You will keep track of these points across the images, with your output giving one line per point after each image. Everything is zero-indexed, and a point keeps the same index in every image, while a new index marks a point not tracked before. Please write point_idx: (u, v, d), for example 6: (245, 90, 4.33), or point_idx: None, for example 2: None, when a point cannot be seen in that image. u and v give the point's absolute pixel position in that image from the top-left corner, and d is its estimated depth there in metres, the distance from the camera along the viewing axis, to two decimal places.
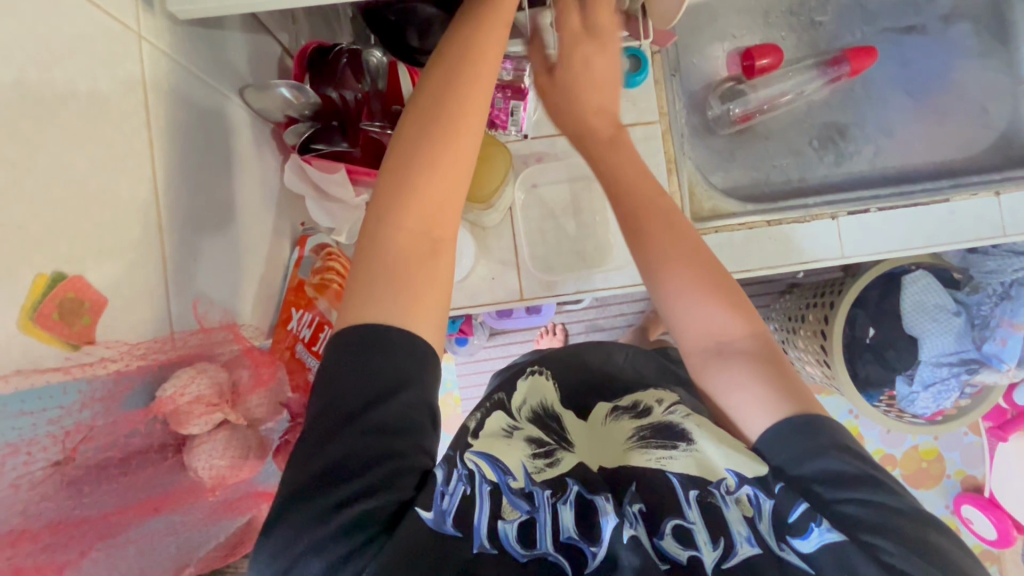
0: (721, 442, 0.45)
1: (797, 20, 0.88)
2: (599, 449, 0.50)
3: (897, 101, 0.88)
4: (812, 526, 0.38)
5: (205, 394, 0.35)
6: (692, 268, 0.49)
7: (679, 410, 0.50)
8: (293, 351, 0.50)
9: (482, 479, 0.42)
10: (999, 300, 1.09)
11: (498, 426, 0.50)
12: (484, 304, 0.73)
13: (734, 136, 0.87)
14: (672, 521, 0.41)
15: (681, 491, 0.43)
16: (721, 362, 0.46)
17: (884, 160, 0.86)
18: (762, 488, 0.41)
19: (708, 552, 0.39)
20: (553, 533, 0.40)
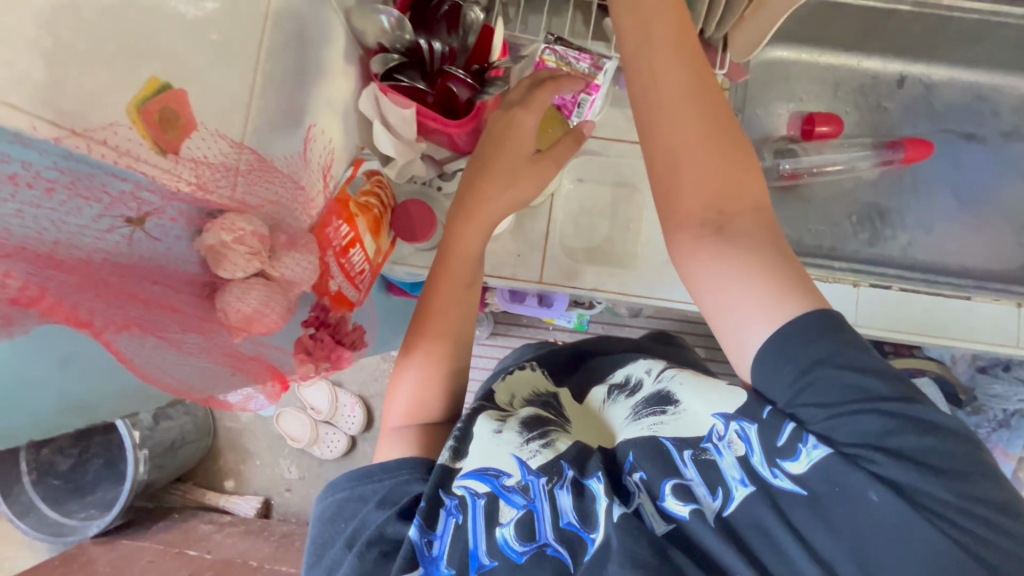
0: (702, 400, 0.50)
1: (865, 99, 0.91)
2: (603, 426, 0.58)
3: (944, 199, 0.90)
4: (799, 448, 0.43)
5: (247, 240, 0.38)
6: (712, 148, 0.50)
7: (667, 375, 0.57)
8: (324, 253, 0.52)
9: (473, 496, 0.48)
10: (994, 427, 1.16)
11: (489, 423, 0.56)
12: (502, 276, 0.75)
13: (780, 191, 0.89)
14: (672, 482, 0.46)
15: (676, 452, 0.48)
16: (710, 240, 0.48)
17: (916, 252, 0.88)
18: (746, 418, 0.46)
19: (708, 504, 0.44)
20: (553, 518, 0.46)
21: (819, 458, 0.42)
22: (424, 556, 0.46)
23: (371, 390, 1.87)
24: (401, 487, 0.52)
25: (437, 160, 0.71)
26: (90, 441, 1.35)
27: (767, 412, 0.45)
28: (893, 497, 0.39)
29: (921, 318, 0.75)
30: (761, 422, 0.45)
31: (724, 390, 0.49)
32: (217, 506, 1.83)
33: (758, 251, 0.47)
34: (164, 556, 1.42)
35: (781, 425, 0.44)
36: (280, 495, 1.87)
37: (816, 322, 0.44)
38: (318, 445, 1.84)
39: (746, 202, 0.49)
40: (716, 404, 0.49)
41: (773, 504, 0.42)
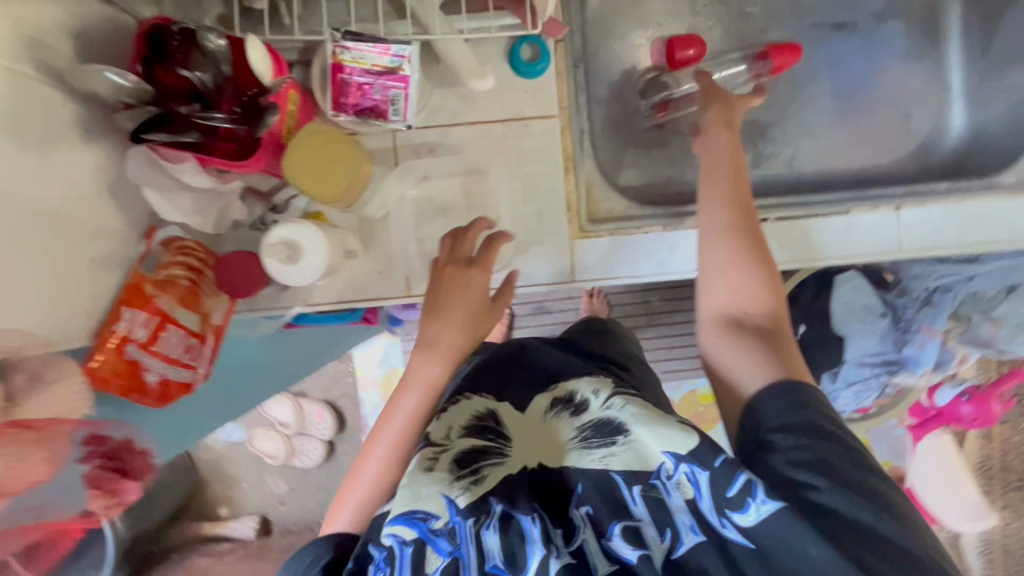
0: (655, 437, 0.54)
1: (726, 8, 0.84)
2: (538, 440, 0.59)
3: (823, 101, 0.85)
4: (749, 502, 0.48)
5: None
6: (758, 269, 0.60)
7: (613, 402, 0.59)
8: (120, 352, 0.50)
9: (403, 544, 0.50)
10: (923, 305, 1.14)
11: (424, 460, 0.57)
12: (366, 298, 0.69)
13: (654, 131, 0.84)
14: (619, 523, 0.51)
15: (627, 489, 0.53)
16: (737, 334, 0.59)
17: (801, 165, 0.84)
18: (697, 462, 0.51)
19: (657, 545, 0.50)
20: (478, 564, 0.50)
21: (767, 513, 0.47)
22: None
23: (335, 391, 1.86)
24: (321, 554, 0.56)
25: (264, 193, 0.65)
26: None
27: (718, 461, 0.50)
28: (830, 550, 0.46)
29: (802, 243, 0.72)
30: (711, 470, 0.50)
31: (677, 430, 0.54)
32: (216, 533, 1.87)
33: (754, 340, 0.58)
34: None
35: (732, 477, 0.49)
36: (276, 509, 1.90)
37: (787, 392, 0.54)
38: (297, 455, 1.86)
39: (769, 306, 0.60)
40: (670, 443, 0.53)
41: (721, 550, 0.49)
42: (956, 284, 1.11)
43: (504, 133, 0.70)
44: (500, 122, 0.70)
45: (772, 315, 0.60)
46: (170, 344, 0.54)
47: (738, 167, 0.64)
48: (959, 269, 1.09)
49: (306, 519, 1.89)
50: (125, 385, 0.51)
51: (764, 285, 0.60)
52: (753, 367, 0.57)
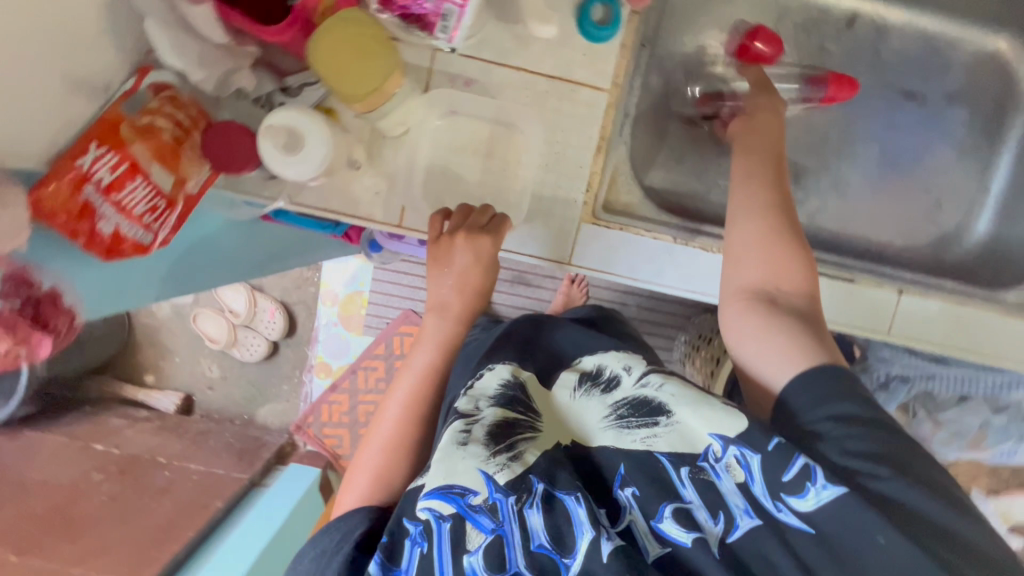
0: (699, 417, 0.56)
1: (806, 38, 0.79)
2: (575, 422, 0.62)
3: (867, 164, 0.83)
4: (807, 487, 0.50)
5: None
6: (792, 247, 0.59)
7: (650, 385, 0.60)
8: (77, 189, 0.45)
9: (442, 519, 0.53)
10: (876, 387, 1.15)
11: (455, 432, 0.57)
12: (354, 215, 0.65)
13: (693, 139, 0.80)
14: (670, 505, 0.54)
15: (674, 471, 0.55)
16: (765, 310, 0.57)
17: (823, 221, 0.82)
18: (748, 446, 0.53)
19: (710, 528, 0.52)
20: (524, 542, 0.52)
21: (827, 498, 0.49)
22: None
23: (294, 297, 1.81)
24: (352, 529, 0.58)
25: (278, 72, 0.60)
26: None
27: (775, 444, 0.51)
28: (898, 538, 0.47)
29: None
30: (763, 454, 0.52)
31: (722, 413, 0.55)
32: (136, 399, 1.83)
33: (780, 318, 0.56)
34: (70, 450, 1.44)
35: (789, 463, 0.50)
36: (203, 392, 1.87)
37: (823, 372, 0.53)
38: (237, 347, 1.81)
39: (802, 289, 0.59)
40: (713, 425, 0.55)
41: (779, 535, 0.50)
42: (916, 378, 1.12)
43: (547, 90, 0.65)
44: (546, 78, 0.65)
45: (807, 295, 0.59)
46: (133, 196, 0.48)
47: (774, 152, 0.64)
48: (923, 365, 1.09)
49: (230, 411, 1.87)
50: (73, 227, 0.45)
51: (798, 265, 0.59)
52: (782, 346, 0.55)
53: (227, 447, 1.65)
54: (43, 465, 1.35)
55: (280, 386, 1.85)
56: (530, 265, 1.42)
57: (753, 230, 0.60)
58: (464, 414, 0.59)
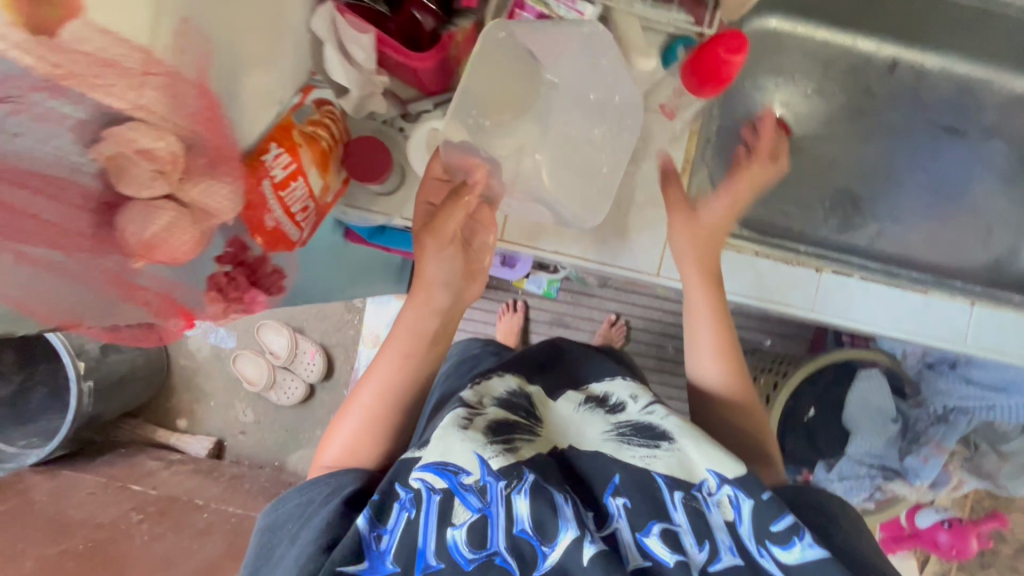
0: (701, 453, 0.56)
1: (855, 81, 0.88)
2: (573, 431, 0.61)
3: (917, 193, 0.89)
4: (794, 540, 0.51)
5: (155, 154, 0.35)
6: (736, 371, 0.71)
7: (653, 409, 0.61)
8: (258, 182, 0.48)
9: (431, 490, 0.52)
10: (936, 420, 1.18)
11: (457, 415, 0.57)
12: None
13: (756, 169, 0.87)
14: (661, 525, 0.53)
15: (668, 493, 0.54)
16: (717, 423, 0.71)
17: (882, 244, 0.87)
18: (741, 490, 0.54)
19: (694, 554, 0.51)
20: (508, 524, 0.51)
21: (812, 557, 0.50)
22: (372, 550, 0.50)
23: (333, 339, 1.84)
24: (341, 490, 0.56)
25: (401, 98, 0.67)
26: (33, 368, 1.40)
27: (766, 497, 0.53)
28: None
29: (876, 308, 0.74)
30: (757, 501, 0.53)
31: (725, 455, 0.56)
32: (167, 443, 1.80)
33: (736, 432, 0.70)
34: (107, 490, 1.41)
35: (779, 516, 0.52)
36: (234, 437, 1.84)
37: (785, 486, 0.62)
38: (274, 390, 1.80)
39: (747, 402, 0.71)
40: (714, 462, 0.56)
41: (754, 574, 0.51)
42: (975, 409, 1.13)
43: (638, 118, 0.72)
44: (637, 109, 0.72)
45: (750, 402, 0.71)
46: (292, 196, 0.52)
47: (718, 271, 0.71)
48: (984, 395, 1.10)
49: (261, 457, 1.83)
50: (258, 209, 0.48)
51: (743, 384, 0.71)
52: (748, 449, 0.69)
53: (262, 491, 1.61)
54: (81, 504, 1.32)
55: (313, 432, 1.83)
56: (567, 307, 1.46)
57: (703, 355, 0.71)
58: (466, 405, 0.59)
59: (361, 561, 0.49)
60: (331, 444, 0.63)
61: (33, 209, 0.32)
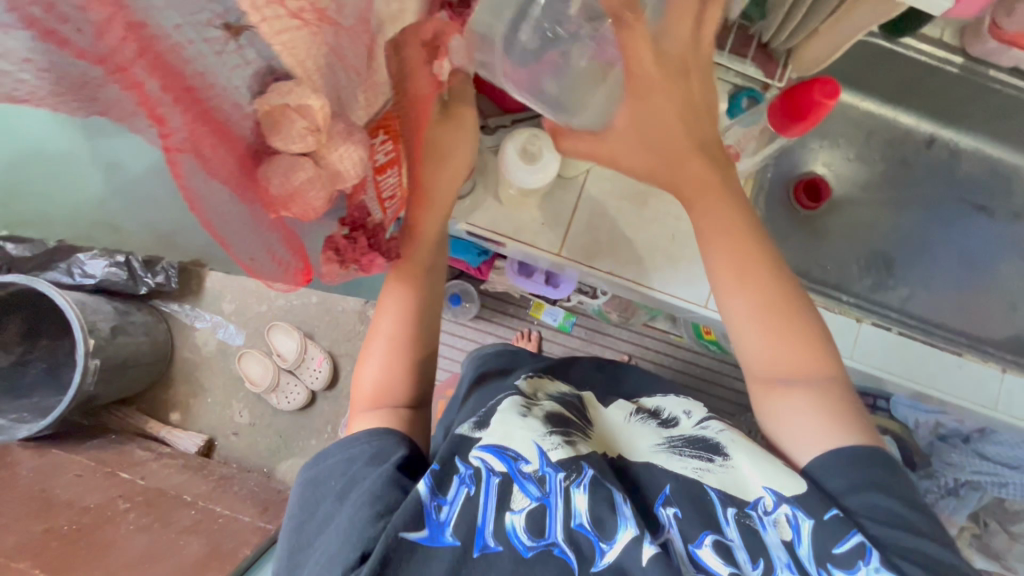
0: (754, 468, 0.57)
1: (895, 152, 0.94)
2: (624, 440, 0.65)
3: (948, 262, 0.94)
4: (859, 565, 0.50)
5: (311, 112, 0.36)
6: (796, 336, 0.59)
7: (708, 425, 0.64)
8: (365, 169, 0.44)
9: (490, 471, 0.55)
10: (946, 493, 1.16)
11: (517, 404, 0.61)
12: (522, 242, 0.74)
13: (797, 222, 0.91)
14: (712, 537, 0.53)
15: (720, 508, 0.55)
16: (782, 396, 0.59)
17: (913, 306, 0.90)
18: (801, 509, 0.54)
19: (749, 570, 0.51)
20: (565, 517, 0.52)
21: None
22: (430, 519, 0.50)
23: (343, 347, 1.72)
24: (383, 446, 0.57)
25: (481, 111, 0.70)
26: (36, 341, 1.42)
27: (829, 516, 0.52)
28: None
29: (915, 364, 0.77)
30: (818, 520, 0.53)
31: (784, 472, 0.56)
32: (156, 435, 1.65)
33: (817, 401, 0.58)
34: (96, 473, 1.34)
35: (841, 536, 0.51)
36: (226, 438, 1.69)
37: (850, 456, 0.55)
38: (275, 394, 1.66)
39: (816, 369, 0.59)
40: (773, 481, 0.56)
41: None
42: (986, 485, 1.14)
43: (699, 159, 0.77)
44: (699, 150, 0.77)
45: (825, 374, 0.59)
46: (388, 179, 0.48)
47: (761, 230, 0.61)
48: (998, 472, 1.11)
49: (250, 461, 1.68)
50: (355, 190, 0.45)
51: (808, 346, 0.59)
52: (818, 422, 0.57)
53: (250, 495, 1.48)
54: (68, 484, 1.26)
55: (308, 441, 1.68)
56: (582, 343, 1.47)
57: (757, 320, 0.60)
58: (523, 400, 0.63)
59: (420, 529, 0.49)
60: (365, 383, 0.63)
61: (208, 134, 0.34)
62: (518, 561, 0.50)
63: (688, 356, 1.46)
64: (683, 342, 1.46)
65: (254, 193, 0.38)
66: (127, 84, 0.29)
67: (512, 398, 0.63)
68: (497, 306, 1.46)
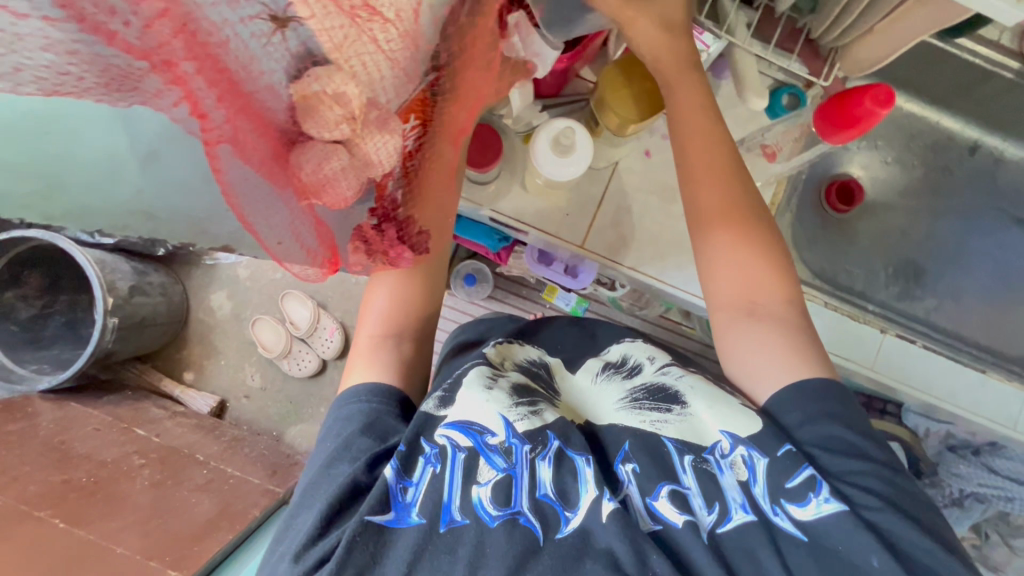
0: (714, 414, 0.57)
1: (937, 157, 0.90)
2: (590, 406, 0.64)
3: (980, 273, 0.91)
4: (810, 497, 0.50)
5: (347, 100, 0.35)
6: (763, 261, 0.60)
7: (671, 373, 0.63)
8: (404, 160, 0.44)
9: (455, 447, 0.53)
10: (949, 504, 1.15)
11: (482, 375, 0.60)
12: (544, 231, 0.73)
13: (828, 224, 0.89)
14: (668, 487, 0.53)
15: (678, 456, 0.55)
16: (744, 322, 0.59)
17: (939, 317, 0.89)
18: (755, 448, 0.53)
19: (703, 515, 0.51)
20: (531, 488, 0.52)
21: (828, 512, 0.49)
22: (396, 501, 0.50)
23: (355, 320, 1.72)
24: (380, 419, 0.57)
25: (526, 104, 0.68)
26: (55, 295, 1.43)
27: (784, 451, 0.52)
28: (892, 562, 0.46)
29: (936, 377, 0.76)
30: (772, 458, 0.52)
31: (740, 414, 0.56)
32: (170, 393, 1.67)
33: (782, 330, 0.58)
34: (112, 428, 1.36)
35: (793, 472, 0.51)
36: (238, 400, 1.71)
37: (801, 389, 0.55)
38: (287, 359, 1.67)
39: (775, 295, 0.60)
40: (729, 424, 0.56)
41: (769, 534, 0.49)
42: (994, 499, 1.13)
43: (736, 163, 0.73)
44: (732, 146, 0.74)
45: (785, 301, 0.60)
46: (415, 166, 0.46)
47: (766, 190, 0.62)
48: (1005, 487, 1.10)
49: (261, 424, 1.69)
50: (385, 180, 0.43)
51: (773, 276, 0.60)
52: (777, 353, 0.57)
53: (260, 458, 1.51)
54: (86, 438, 1.29)
55: (317, 409, 1.70)
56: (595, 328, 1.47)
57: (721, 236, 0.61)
58: (488, 369, 0.62)
59: (386, 512, 0.49)
60: (367, 331, 0.63)
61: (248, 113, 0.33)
62: (484, 531, 0.49)
63: (699, 348, 1.45)
64: (694, 334, 1.44)
65: (284, 180, 0.37)
66: (174, 81, 0.30)
67: (477, 367, 0.62)
68: (511, 287, 1.45)
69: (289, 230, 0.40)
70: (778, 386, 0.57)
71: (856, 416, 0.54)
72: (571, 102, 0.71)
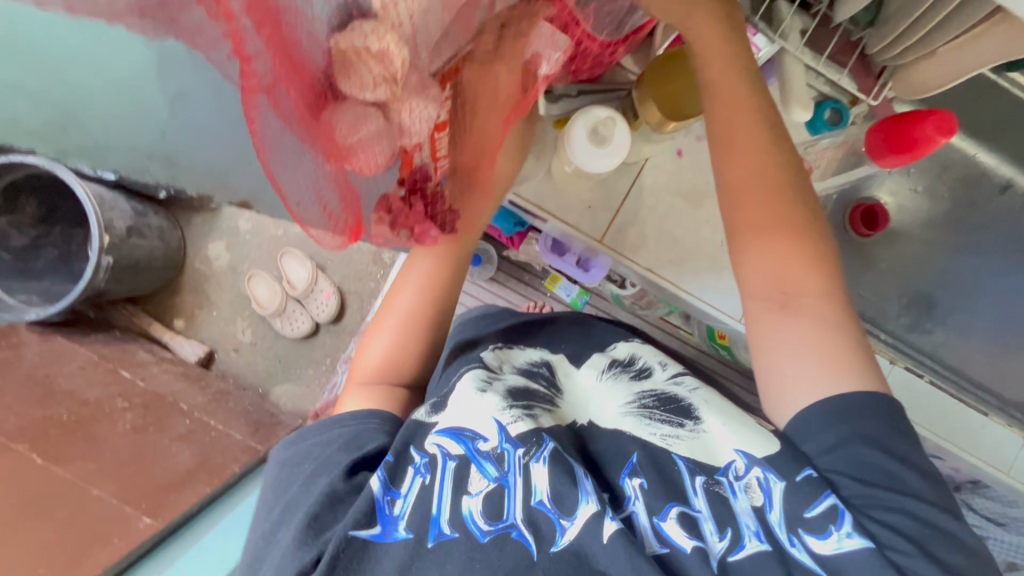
0: (728, 432, 0.57)
1: (967, 191, 0.88)
2: (593, 409, 0.63)
3: (991, 313, 0.90)
4: (830, 529, 0.48)
5: (390, 57, 0.32)
6: (804, 249, 0.55)
7: (685, 384, 0.64)
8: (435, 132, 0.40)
9: (446, 456, 0.52)
10: None
11: (476, 379, 0.58)
12: (565, 222, 0.71)
13: (848, 247, 0.87)
14: (678, 509, 0.52)
15: (689, 477, 0.54)
16: (775, 315, 0.54)
17: (945, 352, 0.88)
18: (773, 472, 0.52)
19: (714, 541, 0.50)
20: (524, 497, 0.51)
21: (850, 547, 0.47)
22: (383, 513, 0.49)
23: (352, 286, 1.69)
24: (363, 429, 0.55)
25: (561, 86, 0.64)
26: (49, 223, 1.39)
27: (805, 478, 0.51)
28: None
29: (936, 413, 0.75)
30: (789, 481, 0.51)
31: (756, 433, 0.56)
32: (158, 338, 1.65)
33: (817, 329, 0.53)
34: (97, 368, 1.34)
35: (812, 502, 0.50)
36: (226, 353, 1.69)
37: (835, 404, 0.51)
38: (280, 318, 1.65)
39: (815, 286, 0.55)
40: (744, 444, 0.55)
41: (783, 564, 0.48)
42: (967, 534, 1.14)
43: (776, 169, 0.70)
44: None
45: (826, 294, 0.55)
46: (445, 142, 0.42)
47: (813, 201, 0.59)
48: (981, 524, 1.12)
49: (247, 379, 1.68)
50: (413, 154, 0.40)
51: (810, 268, 0.55)
52: (810, 356, 0.53)
53: (245, 414, 1.50)
54: (71, 374, 1.26)
55: (305, 370, 1.69)
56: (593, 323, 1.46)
57: (759, 223, 0.56)
58: (485, 373, 0.61)
59: (372, 526, 0.48)
60: (390, 334, 0.62)
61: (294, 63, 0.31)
62: (474, 546, 0.48)
63: (694, 354, 1.45)
64: (692, 340, 1.43)
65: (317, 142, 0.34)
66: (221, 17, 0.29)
67: (473, 371, 0.61)
68: (515, 271, 1.43)
69: (316, 194, 0.37)
70: (810, 398, 0.53)
71: (897, 442, 0.50)
72: (607, 91, 0.68)
